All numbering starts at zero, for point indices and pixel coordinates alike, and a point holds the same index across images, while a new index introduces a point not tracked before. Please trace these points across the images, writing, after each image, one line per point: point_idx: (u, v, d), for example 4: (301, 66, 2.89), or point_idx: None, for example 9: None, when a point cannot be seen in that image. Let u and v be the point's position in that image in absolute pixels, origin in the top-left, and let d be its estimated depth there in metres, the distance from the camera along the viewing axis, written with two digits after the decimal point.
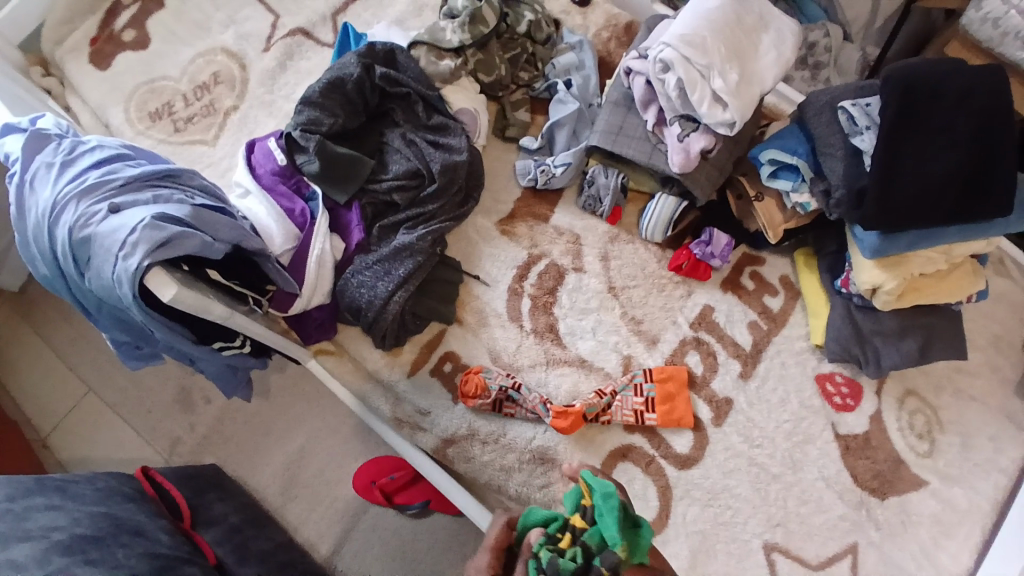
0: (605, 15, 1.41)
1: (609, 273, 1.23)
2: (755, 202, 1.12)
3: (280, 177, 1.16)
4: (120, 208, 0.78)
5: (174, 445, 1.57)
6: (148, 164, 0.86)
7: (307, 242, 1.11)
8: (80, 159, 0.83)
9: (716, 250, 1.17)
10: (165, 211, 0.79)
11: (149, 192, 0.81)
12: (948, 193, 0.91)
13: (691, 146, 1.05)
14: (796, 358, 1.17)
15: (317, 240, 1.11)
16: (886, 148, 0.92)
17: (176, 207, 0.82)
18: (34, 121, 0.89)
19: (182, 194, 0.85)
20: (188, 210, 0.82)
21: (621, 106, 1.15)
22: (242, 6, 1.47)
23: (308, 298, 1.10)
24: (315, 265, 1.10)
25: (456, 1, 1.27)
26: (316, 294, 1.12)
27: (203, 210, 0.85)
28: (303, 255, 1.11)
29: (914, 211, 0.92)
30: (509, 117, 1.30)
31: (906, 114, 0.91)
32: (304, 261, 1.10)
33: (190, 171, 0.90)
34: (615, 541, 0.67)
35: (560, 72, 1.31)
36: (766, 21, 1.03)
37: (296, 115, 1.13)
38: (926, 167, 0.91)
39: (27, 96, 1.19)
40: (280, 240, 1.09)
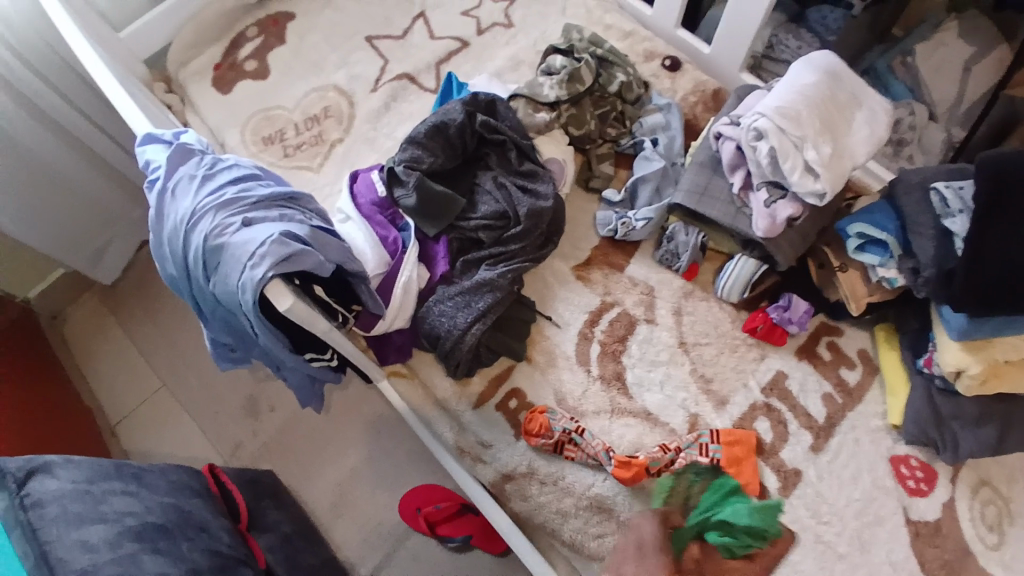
0: (693, 81, 1.47)
1: (680, 328, 1.24)
2: (838, 272, 1.12)
3: (379, 207, 1.25)
4: (251, 222, 0.86)
5: (235, 448, 1.65)
6: (275, 184, 0.95)
7: (396, 269, 1.19)
8: (218, 174, 0.91)
9: (794, 316, 1.18)
10: (289, 230, 0.87)
11: (277, 211, 0.90)
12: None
13: (778, 214, 1.07)
14: (870, 436, 1.13)
15: (406, 268, 1.18)
16: (980, 233, 0.92)
17: (298, 227, 0.90)
18: (176, 134, 0.99)
19: (301, 215, 0.94)
20: (308, 231, 0.90)
21: (706, 169, 1.20)
22: (356, 50, 1.62)
23: (390, 322, 1.16)
24: (401, 292, 1.16)
25: (554, 60, 1.37)
26: (398, 318, 1.18)
27: (319, 233, 0.93)
28: (390, 280, 1.18)
29: (1008, 297, 0.91)
30: (594, 169, 1.37)
31: (1004, 201, 0.91)
32: (391, 287, 1.17)
33: (307, 196, 0.99)
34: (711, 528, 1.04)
35: (646, 131, 1.37)
36: (860, 100, 1.06)
37: (401, 152, 1.24)
38: (1022, 254, 0.91)
39: (156, 112, 1.34)
40: (373, 264, 1.16)
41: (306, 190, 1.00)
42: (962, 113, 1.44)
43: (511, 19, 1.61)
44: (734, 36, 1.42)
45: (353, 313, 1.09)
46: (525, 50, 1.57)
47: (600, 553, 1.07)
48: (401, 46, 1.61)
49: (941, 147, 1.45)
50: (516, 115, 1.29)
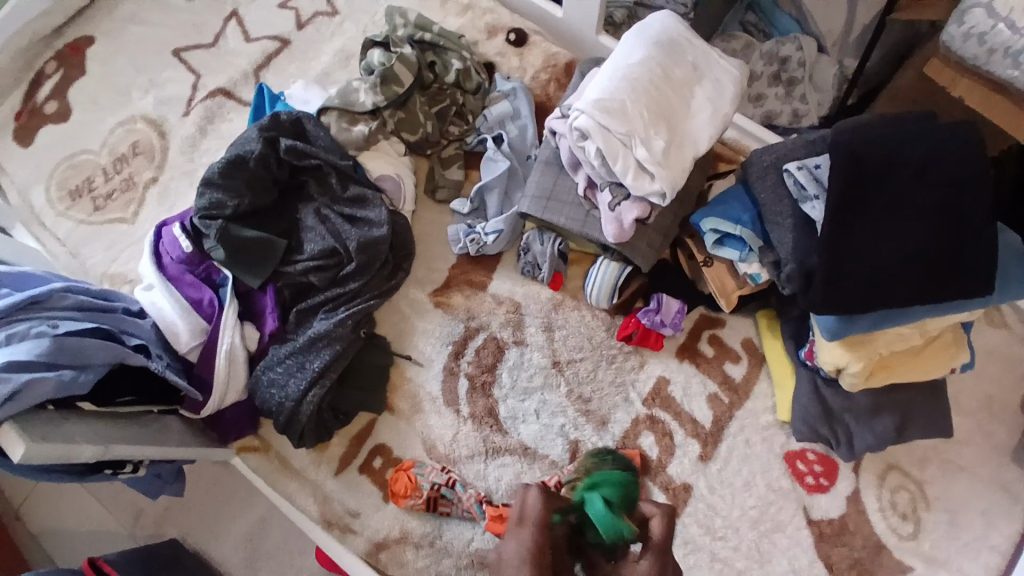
0: (543, 56, 1.30)
1: (553, 345, 1.12)
2: (705, 268, 1.01)
3: (188, 265, 1.08)
4: None
5: (136, 516, 1.18)
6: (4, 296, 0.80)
7: (216, 335, 1.03)
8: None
9: (666, 318, 1.06)
10: (15, 356, 0.73)
11: (1, 332, 0.76)
12: (914, 273, 0.81)
13: (624, 217, 0.95)
14: (761, 435, 1.06)
15: (226, 331, 1.03)
16: (839, 223, 0.81)
17: (32, 344, 0.76)
18: None
19: (43, 323, 0.79)
20: (45, 343, 0.76)
21: (554, 166, 1.06)
22: (163, 68, 1.37)
23: (221, 399, 1.03)
24: (225, 362, 1.02)
25: (373, 56, 1.18)
26: (230, 391, 1.05)
27: (67, 337, 0.78)
28: (210, 350, 1.03)
29: (875, 293, 0.82)
30: (439, 177, 1.21)
31: (861, 185, 0.82)
32: (212, 360, 1.03)
33: (57, 292, 0.84)
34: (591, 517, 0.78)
35: (493, 124, 1.21)
36: (700, 73, 0.93)
37: (198, 198, 1.06)
38: (887, 243, 0.81)
39: None
40: (186, 336, 1.02)
41: (53, 285, 0.84)
42: (855, 43, 1.26)
43: (336, 5, 1.39)
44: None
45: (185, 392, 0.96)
46: (356, 41, 1.35)
47: None
48: (213, 54, 1.37)
49: (835, 83, 1.28)
50: (330, 132, 1.11)
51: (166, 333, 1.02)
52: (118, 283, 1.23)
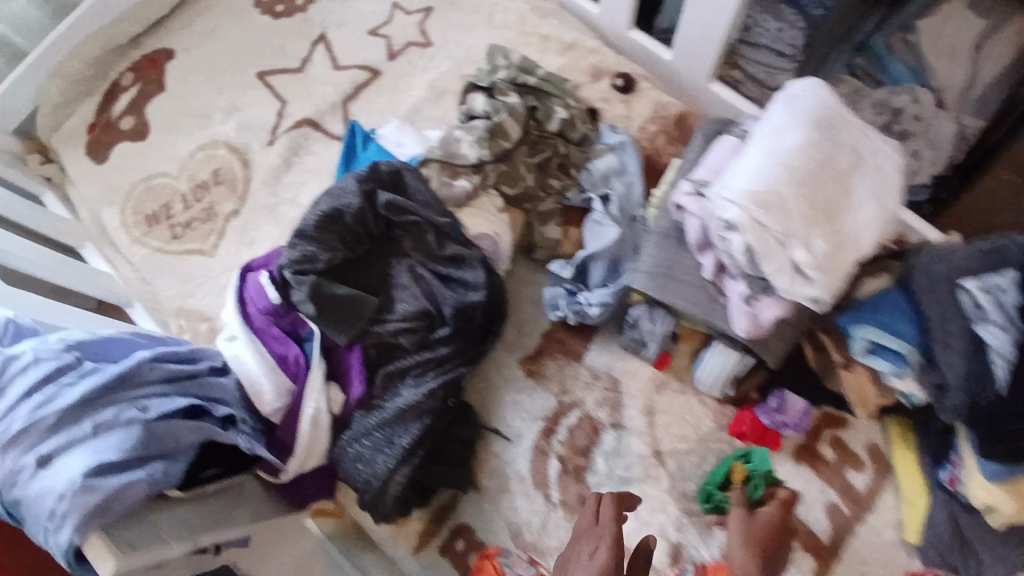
0: (652, 105, 1.19)
1: (654, 432, 1.04)
2: (842, 371, 0.94)
3: (274, 316, 1.01)
4: (52, 456, 0.66)
5: None
6: (91, 372, 0.72)
7: (300, 398, 0.98)
8: (9, 384, 0.68)
9: (788, 419, 0.99)
10: (104, 455, 0.66)
11: (89, 421, 0.68)
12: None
13: (760, 314, 0.85)
14: (883, 555, 0.98)
15: (310, 399, 0.97)
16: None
17: (121, 437, 0.69)
18: None
19: (132, 407, 0.72)
20: (134, 437, 0.69)
21: (672, 240, 0.96)
22: (246, 91, 1.31)
23: (303, 460, 0.97)
24: (308, 428, 0.96)
25: (476, 102, 1.09)
26: (311, 456, 0.98)
27: (156, 426, 0.71)
28: (294, 415, 0.97)
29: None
30: (537, 234, 1.10)
31: None
32: (297, 423, 0.97)
33: (144, 363, 0.76)
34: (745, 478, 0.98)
35: (597, 179, 1.10)
36: (864, 156, 0.81)
37: (289, 249, 0.98)
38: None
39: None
40: (270, 397, 0.96)
41: (141, 356, 0.76)
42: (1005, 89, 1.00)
43: (429, 35, 1.30)
44: (699, 41, 1.08)
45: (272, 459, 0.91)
46: (448, 75, 1.27)
47: None
48: (299, 80, 1.30)
49: (952, 141, 0.99)
50: (424, 184, 1.02)
51: (248, 393, 0.96)
52: (194, 320, 1.18)
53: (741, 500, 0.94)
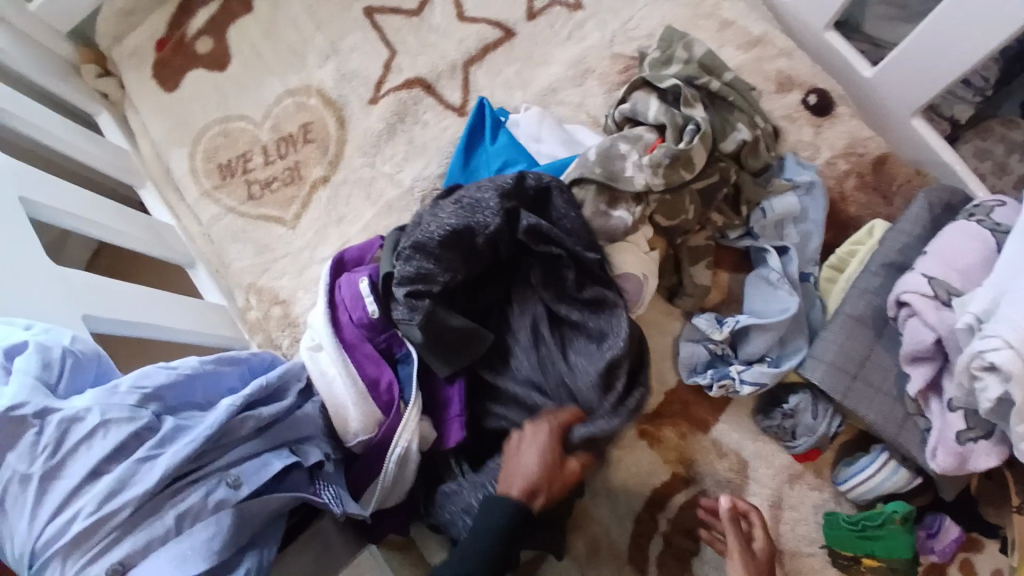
0: (847, 136, 0.98)
1: (778, 529, 0.90)
2: (1016, 513, 0.82)
3: (369, 330, 0.86)
4: (128, 561, 0.57)
5: None
6: (171, 438, 0.62)
7: (391, 431, 0.83)
8: (70, 459, 0.58)
9: (938, 545, 0.86)
10: (192, 564, 0.58)
11: (171, 510, 0.59)
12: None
13: (974, 459, 0.72)
14: None
15: (402, 437, 0.81)
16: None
17: (208, 529, 0.60)
18: (10, 353, 0.61)
19: (221, 484, 0.63)
20: (224, 528, 0.61)
21: (867, 329, 0.80)
22: (350, 31, 1.11)
23: (383, 497, 0.84)
24: (393, 469, 0.82)
25: (644, 105, 0.89)
26: (393, 493, 0.85)
27: (245, 507, 0.63)
28: (382, 448, 0.83)
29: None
30: (684, 275, 0.93)
31: None
32: (381, 458, 0.83)
33: (234, 418, 0.67)
34: (898, 527, 0.82)
35: (771, 223, 0.92)
36: None
37: (402, 262, 0.81)
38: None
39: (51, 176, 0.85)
40: (357, 426, 0.82)
41: (230, 411, 0.66)
42: None
43: None
44: (932, 74, 0.87)
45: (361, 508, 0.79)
46: (598, 52, 1.04)
47: None
48: (413, 28, 1.09)
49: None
50: (579, 214, 0.84)
51: (334, 417, 0.82)
52: (265, 300, 1.02)
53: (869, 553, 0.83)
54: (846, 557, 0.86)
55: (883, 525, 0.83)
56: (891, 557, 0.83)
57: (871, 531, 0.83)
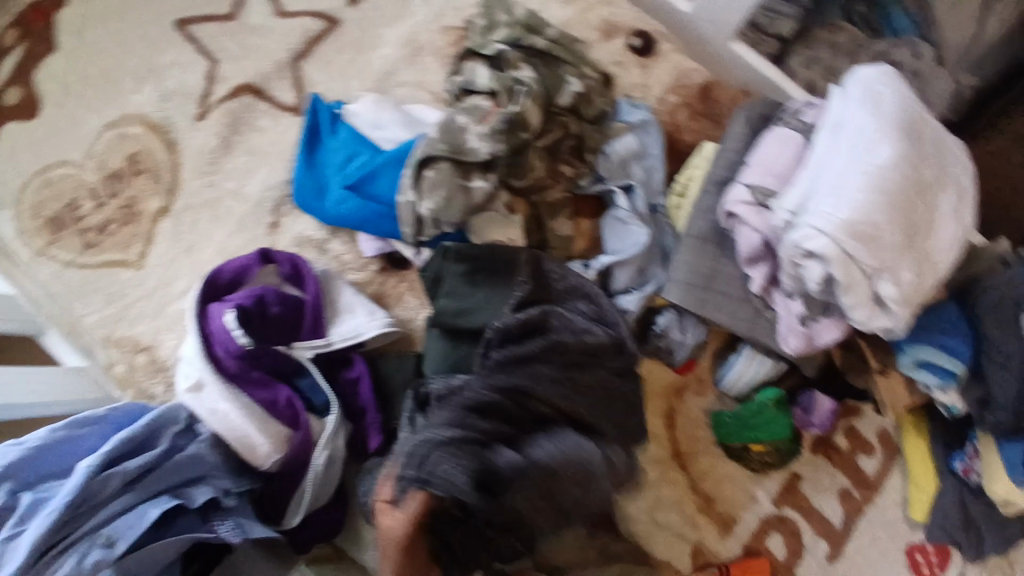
0: (672, 71, 1.04)
1: (675, 438, 1.01)
2: (878, 376, 0.89)
3: (246, 361, 0.85)
4: None
5: None
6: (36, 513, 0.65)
7: (304, 447, 0.87)
8: None
9: (817, 419, 0.95)
10: None
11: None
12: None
13: (819, 336, 0.80)
14: (887, 530, 1.03)
15: (320, 448, 0.87)
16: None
17: None
18: None
19: (96, 544, 0.67)
20: None
21: (711, 245, 0.87)
22: (162, 45, 1.03)
23: (314, 499, 0.88)
24: (321, 473, 0.87)
25: (475, 72, 0.90)
26: (320, 496, 0.90)
27: (126, 562, 0.69)
28: (302, 460, 0.87)
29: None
30: (546, 230, 0.96)
31: None
32: (306, 467, 0.88)
33: (95, 481, 0.69)
34: (777, 408, 0.92)
35: (615, 165, 0.97)
36: (946, 171, 0.75)
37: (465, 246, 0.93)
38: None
39: None
40: (266, 451, 0.84)
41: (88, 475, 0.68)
42: None
43: None
44: None
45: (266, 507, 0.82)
46: (427, 28, 1.02)
47: None
48: (231, 32, 1.02)
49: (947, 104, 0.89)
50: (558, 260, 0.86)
51: (238, 449, 0.84)
52: (128, 350, 0.96)
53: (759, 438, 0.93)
54: (734, 446, 0.96)
55: (765, 411, 0.92)
56: (774, 438, 0.93)
57: (758, 418, 0.93)
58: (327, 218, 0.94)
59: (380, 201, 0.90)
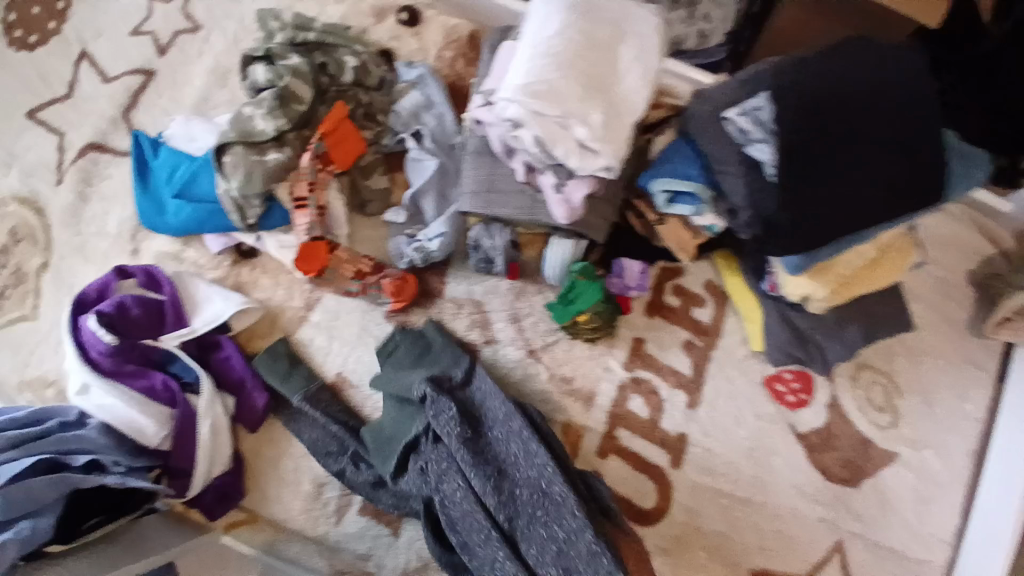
0: (442, 31, 1.18)
1: (525, 335, 1.11)
2: (659, 226, 1.00)
3: (119, 355, 0.99)
4: None
5: None
6: None
7: (187, 419, 1.00)
8: None
9: (631, 282, 1.07)
10: None
11: None
12: (874, 203, 0.79)
13: (573, 196, 0.91)
14: (740, 367, 1.11)
15: (202, 417, 1.00)
16: (792, 166, 0.77)
17: None
18: None
19: None
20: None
21: (486, 155, 0.97)
22: (20, 134, 1.22)
23: (206, 473, 1.01)
24: (208, 438, 1.00)
25: (257, 72, 1.05)
26: (216, 464, 1.02)
27: (14, 490, 0.82)
28: (186, 433, 1.00)
29: (835, 224, 0.80)
30: (363, 190, 1.08)
31: (809, 121, 0.76)
32: (190, 437, 1.00)
33: None
34: (589, 278, 1.04)
35: (407, 118, 1.08)
36: (624, 29, 0.87)
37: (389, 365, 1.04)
38: (846, 180, 0.78)
39: None
40: (152, 428, 0.97)
41: None
42: None
43: (197, 19, 1.25)
44: None
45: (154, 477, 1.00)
46: (228, 54, 1.23)
47: None
48: (70, 106, 1.23)
49: None
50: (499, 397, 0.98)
51: (127, 430, 0.97)
52: (38, 387, 1.10)
53: (585, 310, 1.03)
54: (568, 324, 1.06)
55: (579, 284, 1.04)
56: (591, 304, 1.03)
57: (578, 294, 1.04)
58: (171, 228, 1.10)
59: (207, 199, 1.07)
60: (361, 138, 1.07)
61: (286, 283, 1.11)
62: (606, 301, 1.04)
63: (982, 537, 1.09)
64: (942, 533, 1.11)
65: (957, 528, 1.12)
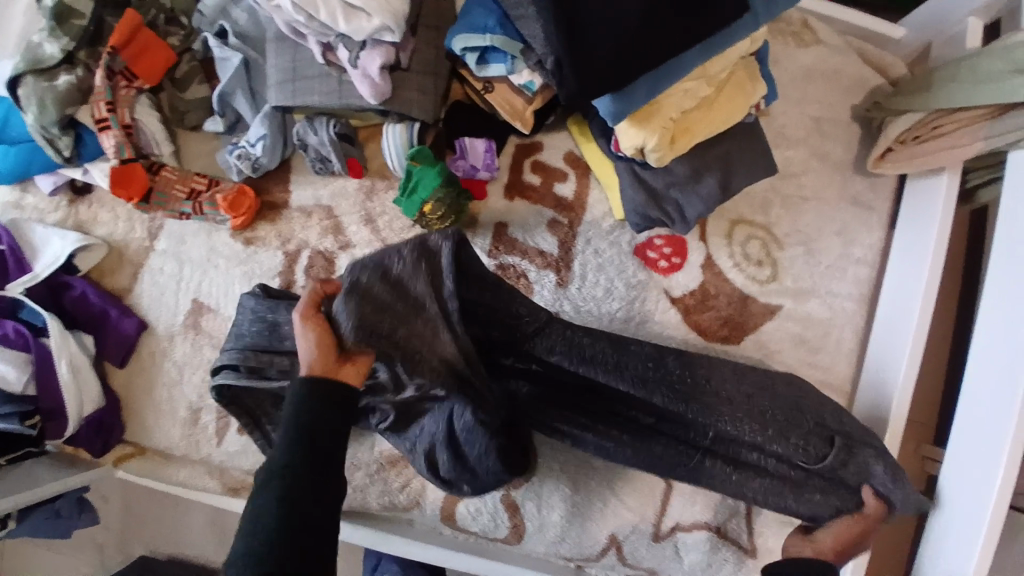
0: None
1: (381, 235, 1.05)
2: (487, 94, 0.93)
3: None
4: None
5: None
6: None
7: (47, 360, 0.99)
8: None
9: (476, 162, 1.01)
10: None
11: None
12: (666, 21, 0.73)
13: (369, 69, 0.87)
14: (607, 240, 1.06)
15: (60, 356, 0.98)
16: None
17: None
18: None
19: None
20: None
21: (287, 41, 0.94)
22: None
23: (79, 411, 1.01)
24: (71, 378, 0.99)
25: None
26: (87, 400, 1.03)
27: None
28: (50, 375, 0.99)
29: (636, 55, 0.73)
30: (182, 102, 1.06)
31: None
32: (55, 376, 0.99)
33: None
34: (425, 160, 0.96)
35: (212, 16, 1.02)
36: None
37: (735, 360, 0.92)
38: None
39: None
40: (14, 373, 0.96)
41: None
42: None
43: None
44: None
45: (31, 425, 0.99)
46: None
47: (414, 499, 1.06)
48: None
49: None
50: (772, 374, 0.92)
51: None
52: None
53: (429, 197, 0.95)
54: (417, 219, 0.99)
55: (416, 169, 0.96)
56: (432, 189, 0.95)
57: (418, 181, 0.96)
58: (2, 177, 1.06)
59: (23, 137, 1.04)
60: (166, 46, 1.04)
61: (124, 215, 1.10)
62: (450, 181, 0.97)
63: (875, 385, 1.00)
64: (838, 380, 1.06)
65: (854, 373, 1.06)
